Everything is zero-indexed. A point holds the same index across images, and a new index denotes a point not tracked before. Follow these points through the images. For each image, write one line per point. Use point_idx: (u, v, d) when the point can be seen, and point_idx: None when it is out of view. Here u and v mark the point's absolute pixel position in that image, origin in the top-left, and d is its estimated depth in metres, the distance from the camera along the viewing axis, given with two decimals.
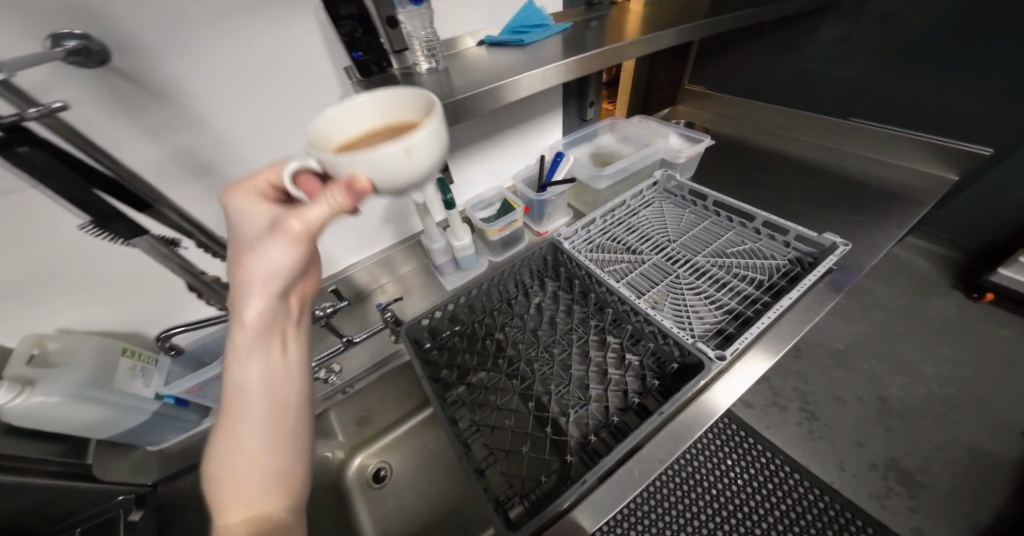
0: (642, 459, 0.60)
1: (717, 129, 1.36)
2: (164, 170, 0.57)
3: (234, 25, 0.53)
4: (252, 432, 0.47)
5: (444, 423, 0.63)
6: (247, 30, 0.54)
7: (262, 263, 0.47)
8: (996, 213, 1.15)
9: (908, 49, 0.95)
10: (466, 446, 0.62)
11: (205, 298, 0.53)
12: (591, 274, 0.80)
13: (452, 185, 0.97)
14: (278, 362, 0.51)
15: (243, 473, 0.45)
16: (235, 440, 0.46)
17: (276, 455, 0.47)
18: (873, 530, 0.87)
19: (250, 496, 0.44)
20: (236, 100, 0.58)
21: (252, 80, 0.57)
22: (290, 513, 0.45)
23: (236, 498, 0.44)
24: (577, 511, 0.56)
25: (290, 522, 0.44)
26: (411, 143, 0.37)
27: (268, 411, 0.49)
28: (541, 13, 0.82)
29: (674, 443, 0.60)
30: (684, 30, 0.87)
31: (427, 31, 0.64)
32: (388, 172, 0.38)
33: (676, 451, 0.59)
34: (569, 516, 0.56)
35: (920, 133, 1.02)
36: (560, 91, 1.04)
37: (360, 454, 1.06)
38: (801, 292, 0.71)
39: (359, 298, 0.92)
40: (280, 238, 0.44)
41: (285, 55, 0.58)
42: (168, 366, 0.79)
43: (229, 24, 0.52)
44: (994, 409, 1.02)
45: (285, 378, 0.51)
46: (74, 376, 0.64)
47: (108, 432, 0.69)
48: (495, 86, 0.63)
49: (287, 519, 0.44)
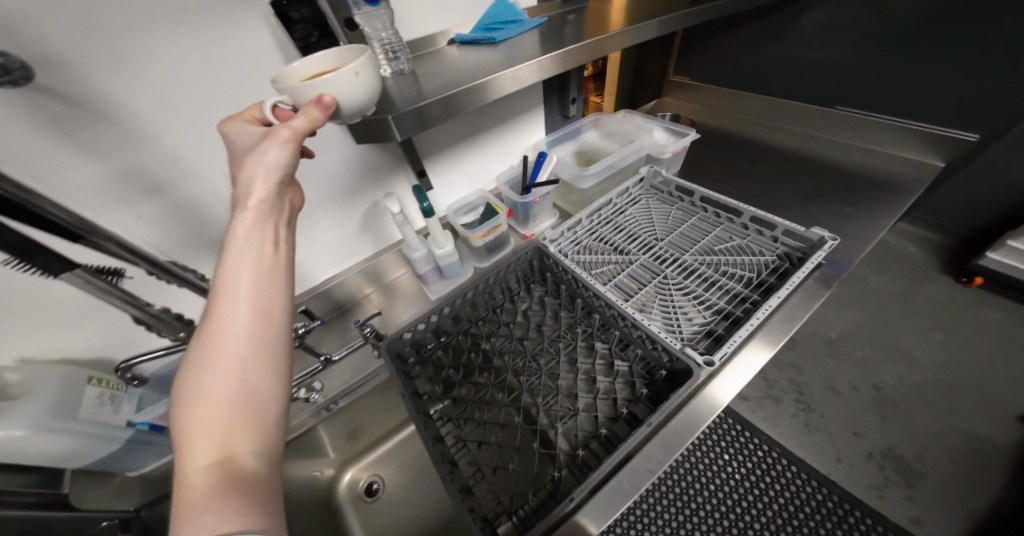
0: (633, 470, 0.58)
1: (702, 121, 1.34)
2: (110, 191, 0.54)
3: (174, 35, 0.50)
4: (236, 326, 0.42)
5: (429, 441, 0.61)
6: (189, 41, 0.51)
7: (260, 164, 0.47)
8: (984, 196, 1.14)
9: (892, 34, 0.93)
10: (452, 464, 0.60)
11: (155, 330, 0.49)
12: (577, 278, 0.78)
13: (431, 191, 0.93)
14: (269, 260, 0.46)
15: (223, 365, 0.40)
16: (219, 327, 0.41)
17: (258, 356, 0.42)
18: (872, 520, 0.87)
19: (225, 395, 0.39)
20: (183, 115, 0.54)
21: (199, 93, 0.54)
22: (263, 431, 0.39)
23: (212, 395, 0.39)
24: (580, 516, 0.54)
25: (259, 443, 0.38)
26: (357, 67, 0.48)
27: (257, 308, 0.44)
28: (515, 8, 0.78)
29: (665, 451, 0.58)
30: (665, 21, 0.84)
31: (388, 32, 0.61)
32: (345, 91, 0.48)
33: (667, 460, 0.57)
34: (572, 521, 0.54)
35: (907, 119, 1.00)
36: (539, 88, 1.01)
37: (350, 469, 1.03)
38: (790, 290, 0.69)
39: (341, 312, 0.89)
40: (272, 139, 0.46)
41: (235, 65, 0.55)
42: (139, 391, 0.76)
43: (168, 35, 0.49)
44: (987, 394, 1.02)
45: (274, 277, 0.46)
46: (37, 407, 0.61)
47: (81, 463, 0.66)
48: (466, 88, 0.59)
49: (259, 436, 0.38)
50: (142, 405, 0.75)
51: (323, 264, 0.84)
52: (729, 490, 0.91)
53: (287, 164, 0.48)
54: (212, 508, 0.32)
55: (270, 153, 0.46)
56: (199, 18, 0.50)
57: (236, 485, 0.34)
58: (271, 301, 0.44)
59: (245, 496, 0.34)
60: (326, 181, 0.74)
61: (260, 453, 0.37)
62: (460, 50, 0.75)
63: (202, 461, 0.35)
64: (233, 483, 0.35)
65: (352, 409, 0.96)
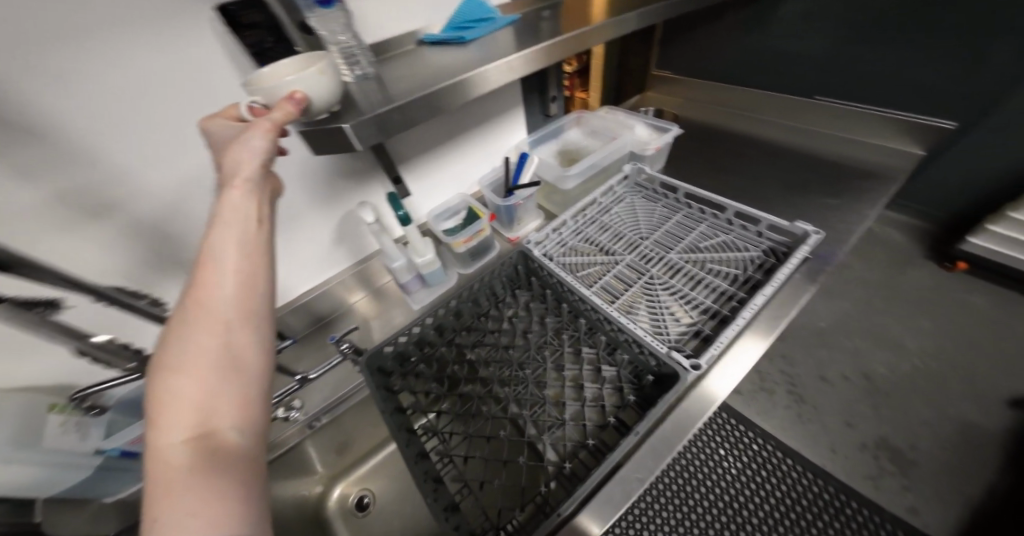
0: (624, 479, 0.56)
1: (685, 114, 1.33)
2: (52, 213, 0.52)
3: (106, 49, 0.48)
4: (225, 301, 0.44)
5: (413, 458, 0.59)
6: (124, 53, 0.49)
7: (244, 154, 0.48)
8: (965, 182, 1.15)
9: (869, 22, 0.93)
10: (437, 482, 0.58)
11: (98, 360, 0.48)
12: (562, 282, 0.76)
13: (410, 197, 0.91)
14: (255, 241, 0.49)
15: (210, 334, 0.42)
16: (210, 299, 0.44)
17: (242, 333, 0.44)
18: (869, 510, 0.86)
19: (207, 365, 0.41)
20: (123, 132, 0.53)
21: (139, 108, 0.53)
22: (240, 410, 0.39)
23: (195, 364, 0.40)
24: (582, 517, 0.53)
25: (238, 420, 0.39)
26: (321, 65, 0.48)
27: (244, 285, 0.46)
28: (486, 5, 0.76)
29: (655, 457, 0.57)
30: (643, 14, 0.82)
31: (347, 36, 0.59)
32: (312, 88, 0.48)
33: (657, 467, 0.56)
34: (571, 523, 0.53)
35: (888, 108, 1.00)
36: (519, 87, 0.98)
37: (339, 485, 1.01)
38: (776, 286, 0.68)
39: (321, 325, 0.86)
40: (256, 129, 0.47)
41: (178, 76, 0.54)
42: (107, 416, 0.72)
43: (101, 49, 0.48)
44: (975, 379, 1.02)
45: (259, 257, 0.48)
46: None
47: (52, 491, 0.62)
48: (434, 90, 0.57)
49: (235, 415, 0.39)
50: (111, 430, 0.72)
51: (299, 278, 0.81)
52: (726, 487, 0.90)
53: (270, 154, 0.49)
54: (192, 484, 0.32)
55: (252, 142, 0.47)
56: (133, 29, 0.48)
57: (217, 453, 0.35)
58: (256, 280, 0.47)
59: (227, 467, 0.34)
60: (297, 192, 0.71)
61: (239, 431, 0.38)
62: (430, 50, 0.72)
63: (181, 435, 0.36)
64: (213, 454, 0.35)
65: (338, 424, 0.93)
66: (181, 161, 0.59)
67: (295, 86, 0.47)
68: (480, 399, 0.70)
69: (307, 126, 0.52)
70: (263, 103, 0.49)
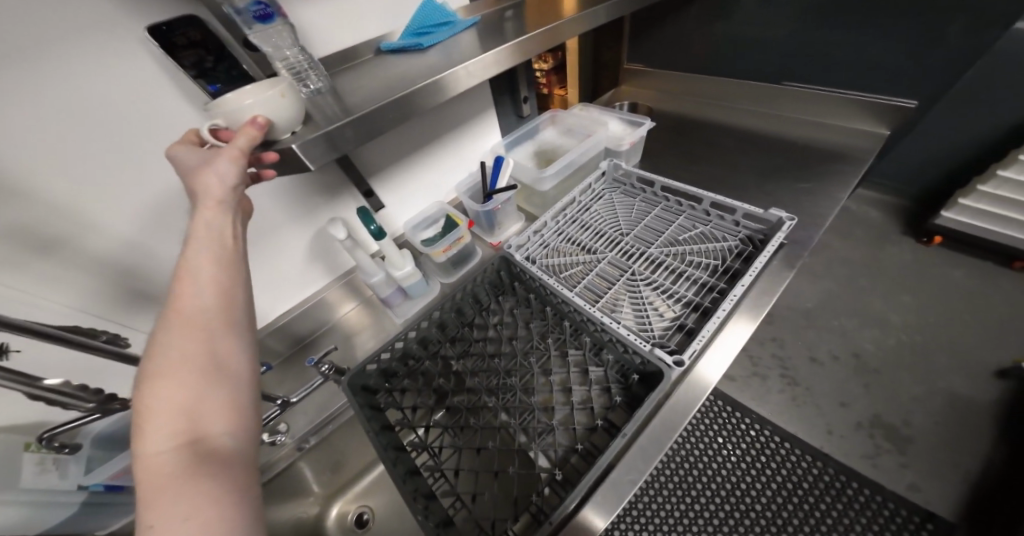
0: (616, 482, 0.55)
1: (660, 105, 1.33)
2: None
3: (38, 80, 0.46)
4: (204, 307, 0.42)
5: (402, 477, 0.58)
6: (59, 83, 0.48)
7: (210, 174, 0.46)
8: (936, 157, 1.16)
9: (831, 4, 0.93)
10: (427, 500, 0.57)
11: (54, 401, 0.47)
12: (545, 284, 0.75)
13: (385, 208, 0.89)
14: (228, 250, 0.47)
15: (189, 335, 0.40)
16: (186, 303, 0.42)
17: (226, 338, 0.42)
18: (870, 490, 0.87)
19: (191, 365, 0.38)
20: (68, 164, 0.52)
21: (89, 137, 0.52)
22: (231, 410, 0.38)
23: (177, 367, 0.37)
24: (580, 518, 0.53)
25: (230, 421, 0.37)
26: (282, 87, 0.47)
27: (222, 290, 0.44)
28: (445, 9, 0.74)
29: (646, 457, 0.56)
30: (606, 8, 0.81)
31: (294, 50, 0.59)
32: (274, 111, 0.47)
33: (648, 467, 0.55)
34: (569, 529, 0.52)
35: (856, 89, 1.01)
36: (487, 88, 0.97)
37: (337, 504, 0.97)
38: (755, 274, 0.67)
39: (302, 346, 0.84)
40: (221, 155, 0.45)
41: (120, 104, 0.53)
42: (86, 451, 0.67)
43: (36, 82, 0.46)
44: (960, 351, 1.04)
45: (234, 269, 0.46)
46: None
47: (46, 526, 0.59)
48: (390, 99, 0.55)
49: (225, 415, 0.37)
50: (92, 465, 0.67)
51: (275, 299, 0.79)
52: (726, 475, 0.90)
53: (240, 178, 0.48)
54: (183, 491, 0.30)
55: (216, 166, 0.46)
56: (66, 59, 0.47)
57: (208, 458, 0.33)
58: (235, 288, 0.45)
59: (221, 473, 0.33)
60: (264, 211, 0.69)
61: (231, 432, 0.36)
62: (389, 59, 0.71)
63: (169, 442, 0.33)
64: (205, 460, 0.33)
65: (329, 444, 0.91)
66: (133, 191, 0.58)
67: (254, 108, 0.46)
68: (469, 410, 0.69)
69: (267, 147, 0.50)
70: (225, 126, 0.47)
